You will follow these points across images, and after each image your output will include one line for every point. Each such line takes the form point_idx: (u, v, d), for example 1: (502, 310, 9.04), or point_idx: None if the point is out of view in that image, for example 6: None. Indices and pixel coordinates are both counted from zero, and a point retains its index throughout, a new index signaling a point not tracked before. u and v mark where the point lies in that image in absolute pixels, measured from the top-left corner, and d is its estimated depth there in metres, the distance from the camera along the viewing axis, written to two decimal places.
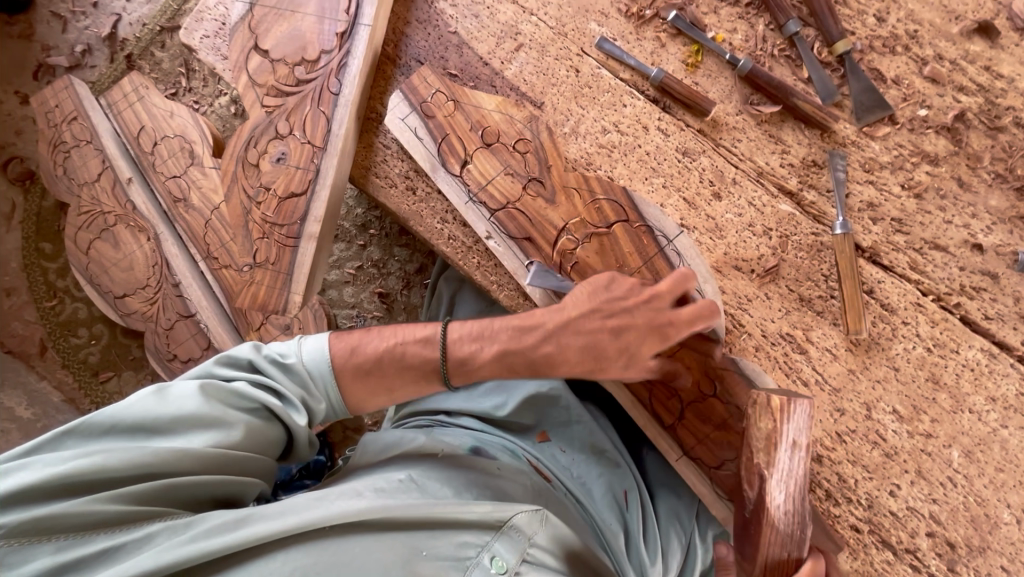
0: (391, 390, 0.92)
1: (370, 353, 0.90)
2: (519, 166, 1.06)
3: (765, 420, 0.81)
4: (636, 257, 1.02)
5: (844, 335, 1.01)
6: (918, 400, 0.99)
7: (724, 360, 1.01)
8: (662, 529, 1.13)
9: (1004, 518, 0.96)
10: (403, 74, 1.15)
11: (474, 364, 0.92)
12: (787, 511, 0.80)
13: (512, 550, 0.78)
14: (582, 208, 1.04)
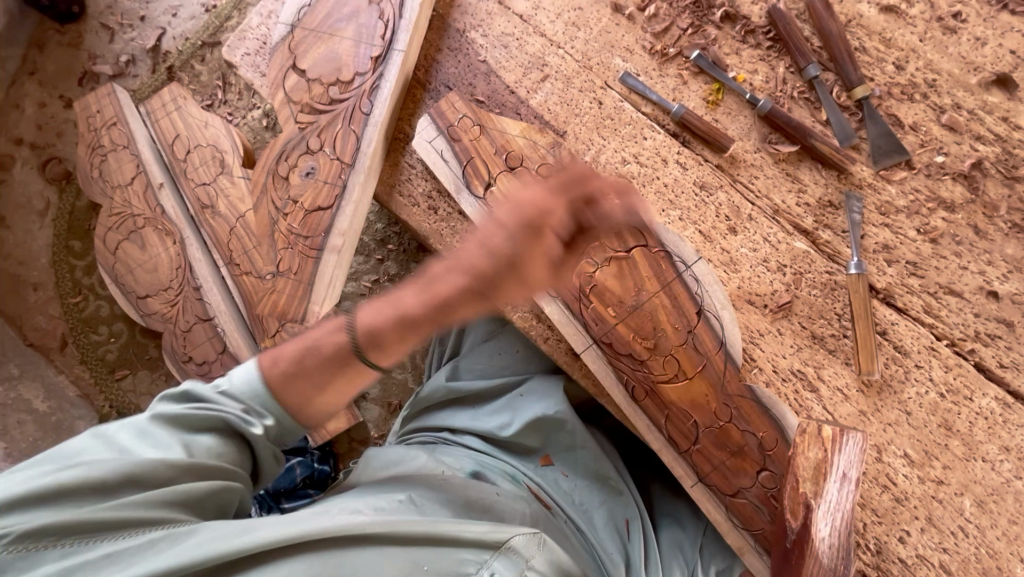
0: (319, 390, 0.82)
1: (289, 355, 0.81)
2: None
3: (815, 447, 0.88)
4: (654, 282, 1.04)
5: (856, 375, 1.01)
6: (931, 446, 0.98)
7: (742, 388, 1.01)
8: (664, 559, 1.11)
9: (1019, 573, 0.93)
10: (432, 98, 1.19)
11: (383, 338, 0.80)
12: (833, 545, 0.83)
13: (510, 568, 0.77)
14: (602, 232, 1.06)
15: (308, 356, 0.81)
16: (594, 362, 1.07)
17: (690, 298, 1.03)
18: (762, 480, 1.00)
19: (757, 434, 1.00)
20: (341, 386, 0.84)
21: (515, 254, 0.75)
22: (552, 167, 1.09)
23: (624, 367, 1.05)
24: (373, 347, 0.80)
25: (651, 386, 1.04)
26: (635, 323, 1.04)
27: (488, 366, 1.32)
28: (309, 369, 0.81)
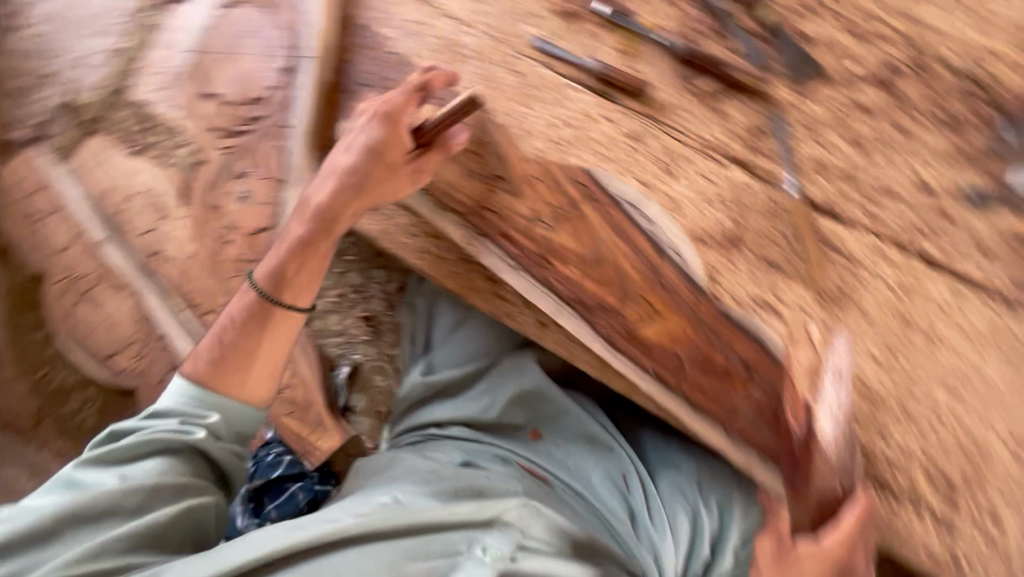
0: (248, 363, 1.05)
1: (220, 345, 1.05)
2: (481, 169, 1.13)
3: (807, 352, 1.02)
4: (608, 228, 1.09)
5: (811, 290, 1.03)
6: (894, 343, 1.01)
7: (715, 313, 1.06)
8: (665, 501, 1.17)
9: (998, 449, 0.98)
10: (351, 99, 1.16)
11: (282, 283, 1.10)
12: (835, 438, 0.97)
13: (505, 541, 0.85)
14: (546, 192, 1.11)
15: (230, 329, 1.06)
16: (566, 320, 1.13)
17: (648, 240, 1.08)
18: (754, 397, 1.06)
19: (738, 352, 1.06)
20: (267, 362, 1.07)
21: (376, 147, 1.10)
22: (489, 146, 1.13)
23: (598, 320, 1.12)
24: (278, 291, 1.09)
25: (630, 330, 1.10)
26: (599, 275, 1.10)
27: (466, 352, 1.32)
28: (230, 343, 1.05)
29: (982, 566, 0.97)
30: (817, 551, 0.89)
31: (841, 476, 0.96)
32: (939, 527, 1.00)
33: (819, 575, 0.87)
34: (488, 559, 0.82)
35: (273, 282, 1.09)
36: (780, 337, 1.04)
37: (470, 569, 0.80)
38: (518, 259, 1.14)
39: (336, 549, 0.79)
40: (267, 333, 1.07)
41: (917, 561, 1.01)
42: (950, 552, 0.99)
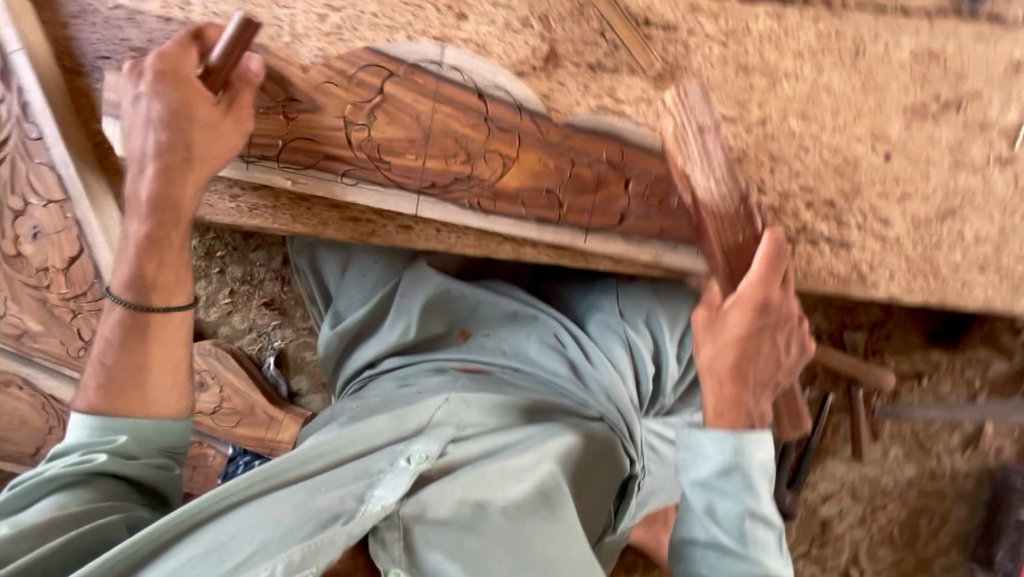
0: (144, 379, 0.87)
1: (109, 370, 0.86)
2: (266, 100, 0.97)
3: (670, 120, 0.95)
4: (419, 96, 0.98)
5: (646, 77, 0.99)
6: (739, 94, 0.99)
7: (566, 128, 1.00)
8: (602, 342, 1.14)
9: (863, 152, 1.01)
10: (98, 79, 0.96)
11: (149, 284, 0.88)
12: (721, 189, 0.93)
13: (432, 443, 0.87)
14: (345, 92, 0.97)
15: (110, 351, 0.87)
16: (431, 212, 1.02)
17: (464, 91, 0.98)
18: (632, 191, 1.02)
19: (599, 157, 1.01)
20: (164, 376, 0.89)
21: (174, 102, 0.85)
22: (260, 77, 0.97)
23: (458, 194, 1.01)
24: (147, 297, 0.88)
25: (493, 190, 1.01)
26: (438, 150, 0.99)
27: (363, 291, 1.24)
28: (118, 365, 0.86)
29: (880, 263, 1.04)
30: (738, 300, 0.86)
31: (734, 215, 0.93)
32: (837, 250, 1.04)
33: (746, 325, 0.86)
34: (412, 464, 0.83)
35: (139, 283, 0.88)
36: (644, 128, 1.00)
37: (389, 479, 0.80)
38: (353, 173, 1.00)
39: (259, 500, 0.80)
40: (152, 347, 0.88)
41: (827, 287, 1.05)
42: (851, 265, 1.04)
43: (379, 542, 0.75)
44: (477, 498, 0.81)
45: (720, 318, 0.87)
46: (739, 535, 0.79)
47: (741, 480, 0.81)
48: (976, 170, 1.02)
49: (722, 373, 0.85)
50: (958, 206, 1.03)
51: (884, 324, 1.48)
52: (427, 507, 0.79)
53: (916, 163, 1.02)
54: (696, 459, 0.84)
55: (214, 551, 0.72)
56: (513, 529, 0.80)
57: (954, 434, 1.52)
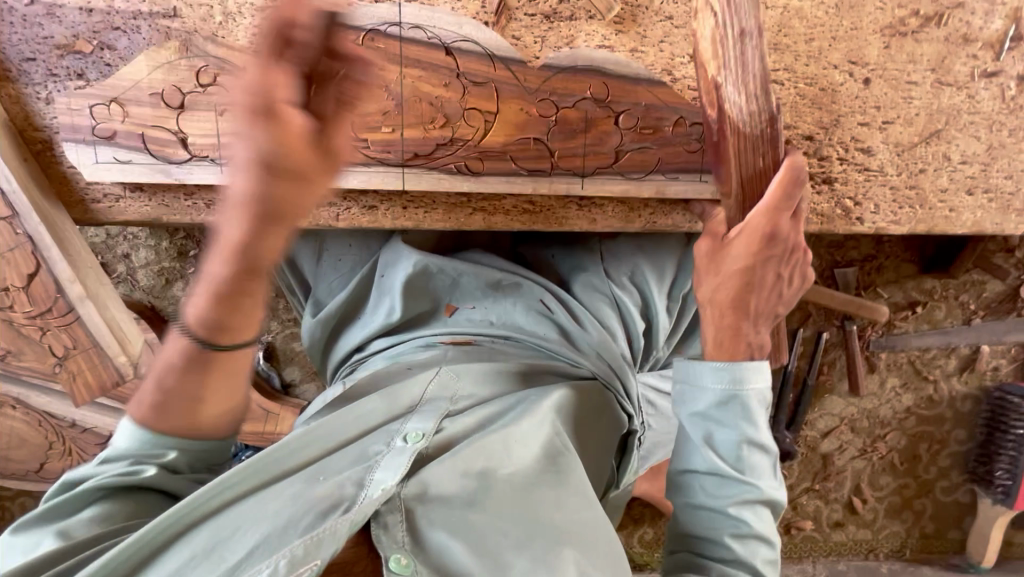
0: (196, 406, 0.64)
1: (152, 397, 0.63)
2: (225, 96, 0.89)
3: (707, 19, 0.78)
4: (385, 65, 0.88)
5: (605, 22, 0.93)
6: None
7: (542, 75, 0.92)
8: (590, 302, 1.08)
9: (841, 80, 0.96)
10: (27, 83, 0.89)
11: (220, 331, 0.59)
12: (748, 111, 0.81)
13: (426, 420, 0.78)
14: None
15: (165, 374, 0.61)
16: (419, 184, 0.94)
17: (430, 48, 0.89)
18: (624, 125, 0.95)
19: (582, 95, 0.93)
20: (217, 405, 0.65)
21: (268, 152, 0.49)
22: (208, 68, 0.89)
23: (443, 160, 0.93)
24: (204, 331, 0.59)
25: (479, 150, 0.93)
26: (414, 116, 0.90)
27: (341, 275, 1.20)
28: (168, 387, 0.62)
29: (865, 196, 1.00)
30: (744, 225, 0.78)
31: (764, 146, 0.81)
32: (821, 187, 0.99)
33: (750, 259, 0.77)
34: (410, 443, 0.74)
35: (208, 325, 0.58)
36: (621, 57, 0.93)
37: (390, 460, 0.71)
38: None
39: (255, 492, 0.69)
40: (210, 375, 0.62)
41: (810, 227, 1.01)
42: (834, 202, 1.00)
43: (382, 527, 0.65)
44: (480, 471, 0.74)
45: (722, 245, 0.80)
46: (737, 463, 0.72)
47: (738, 404, 0.73)
48: (960, 87, 0.96)
49: (722, 305, 0.78)
50: (944, 127, 0.98)
51: (875, 257, 1.45)
52: (430, 486, 0.70)
53: (898, 86, 0.96)
54: (692, 390, 0.76)
55: (214, 552, 0.60)
56: (524, 499, 0.72)
57: (950, 360, 1.51)
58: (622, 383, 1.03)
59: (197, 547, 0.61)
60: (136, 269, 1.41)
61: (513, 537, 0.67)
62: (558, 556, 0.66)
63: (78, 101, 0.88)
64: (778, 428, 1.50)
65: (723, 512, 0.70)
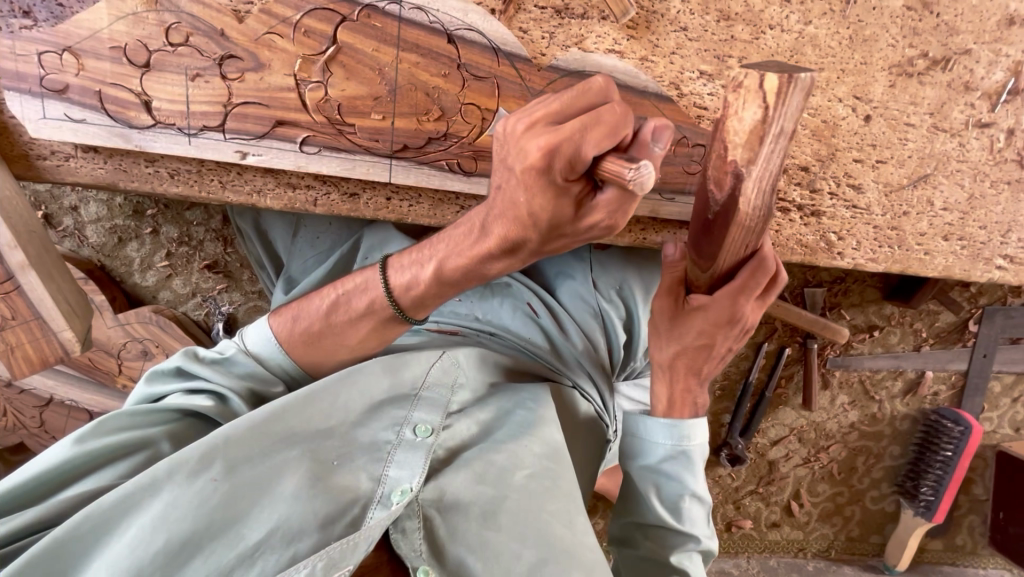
0: (349, 350, 0.90)
1: (315, 318, 0.88)
2: (198, 60, 0.81)
3: (753, 105, 0.55)
4: (381, 47, 0.82)
5: (617, 25, 0.88)
6: (719, 48, 0.91)
7: (547, 75, 0.88)
8: (573, 311, 1.12)
9: (843, 114, 0.95)
10: None
11: (416, 292, 0.85)
12: (756, 211, 0.62)
13: (432, 412, 0.86)
14: (293, 44, 0.81)
15: (339, 310, 0.88)
16: (406, 178, 0.90)
17: (431, 34, 0.83)
18: None
19: None
20: (349, 352, 0.91)
21: (560, 202, 0.66)
22: (180, 25, 0.79)
23: (435, 155, 0.89)
24: (404, 297, 0.86)
25: (473, 149, 0.89)
26: (407, 107, 0.86)
27: (319, 254, 1.15)
28: (338, 327, 0.88)
29: (849, 232, 1.02)
30: (703, 312, 0.78)
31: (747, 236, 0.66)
32: (808, 219, 1.01)
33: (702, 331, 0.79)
34: (419, 437, 0.83)
35: (410, 296, 0.85)
36: (632, 67, 0.90)
37: (403, 457, 0.80)
38: (313, 141, 0.86)
39: (262, 458, 0.75)
40: (370, 332, 0.89)
41: (793, 256, 1.03)
42: (820, 235, 1.01)
43: (401, 531, 0.77)
44: (495, 479, 0.82)
45: (677, 326, 0.80)
46: (677, 514, 0.83)
47: (682, 461, 0.83)
48: (954, 134, 0.98)
49: (677, 369, 0.84)
50: (932, 172, 0.99)
51: (843, 280, 1.49)
52: (446, 493, 0.80)
53: (896, 127, 0.97)
54: (642, 446, 0.86)
55: (231, 524, 0.68)
56: (530, 504, 0.81)
57: (896, 382, 1.59)
58: (598, 391, 1.08)
59: (210, 516, 0.68)
60: (85, 224, 1.30)
61: (518, 544, 0.77)
62: (554, 567, 0.75)
63: (25, 46, 0.78)
64: (731, 434, 1.58)
65: (666, 561, 0.82)
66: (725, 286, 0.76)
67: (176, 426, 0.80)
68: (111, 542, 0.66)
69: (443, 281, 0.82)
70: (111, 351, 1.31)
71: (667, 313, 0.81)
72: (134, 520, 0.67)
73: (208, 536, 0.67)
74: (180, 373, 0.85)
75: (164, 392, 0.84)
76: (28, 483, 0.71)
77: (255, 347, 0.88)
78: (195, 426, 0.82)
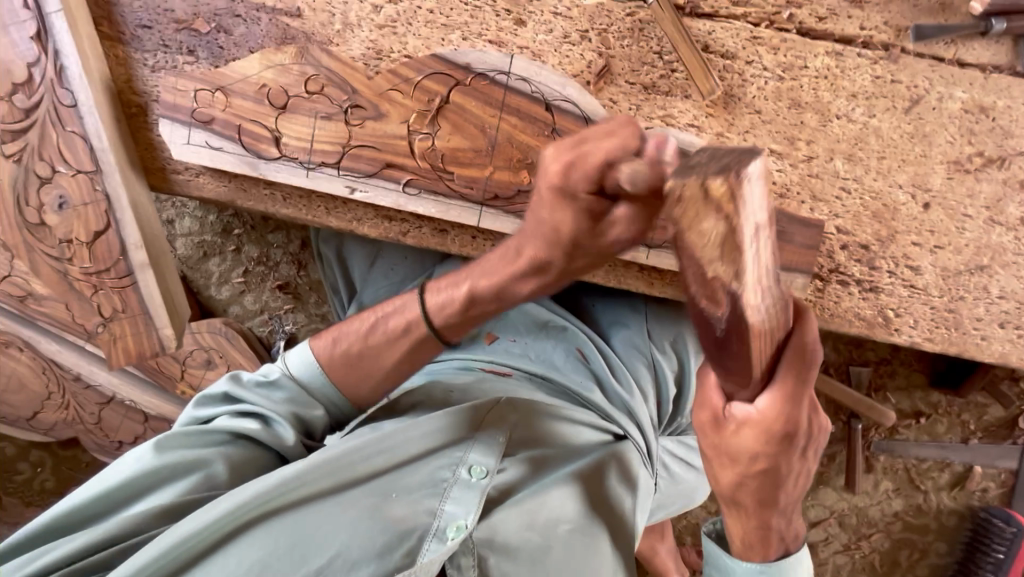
0: (388, 371, 0.91)
1: (353, 339, 0.91)
2: (328, 106, 0.92)
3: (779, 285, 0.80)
4: (487, 109, 0.93)
5: (699, 103, 0.98)
6: (789, 131, 1.00)
7: None
8: (625, 358, 1.15)
9: (902, 200, 1.02)
10: (138, 49, 0.94)
11: (452, 310, 0.89)
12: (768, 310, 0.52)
13: (489, 454, 0.81)
14: (410, 100, 0.93)
15: (378, 330, 0.91)
16: (493, 223, 0.97)
17: (532, 101, 0.94)
18: None
19: None
20: (393, 375, 0.93)
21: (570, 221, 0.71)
22: (318, 77, 0.92)
23: (521, 207, 0.96)
24: (436, 317, 0.90)
25: None
26: (503, 161, 0.95)
27: (390, 285, 1.21)
28: (377, 348, 0.90)
29: (905, 309, 1.05)
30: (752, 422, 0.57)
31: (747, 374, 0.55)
32: (866, 293, 1.05)
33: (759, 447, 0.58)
34: (474, 478, 0.79)
35: (438, 313, 0.89)
36: (704, 142, 0.99)
37: (459, 494, 0.77)
38: (415, 183, 0.95)
39: (325, 495, 0.75)
40: (408, 352, 0.91)
41: (850, 328, 1.06)
42: (877, 310, 1.05)
43: (456, 568, 0.75)
44: (543, 527, 0.80)
45: (794, 341, 0.55)
46: None
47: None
48: (1011, 228, 1.03)
49: (745, 502, 0.63)
50: (989, 262, 1.04)
51: (889, 362, 1.52)
52: (497, 534, 0.77)
53: (954, 216, 1.03)
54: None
55: (294, 551, 0.69)
56: (576, 560, 0.80)
57: (943, 474, 1.55)
58: (645, 441, 1.07)
59: (276, 544, 0.69)
60: (176, 236, 1.43)
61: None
62: None
63: (185, 83, 0.91)
64: None
65: None
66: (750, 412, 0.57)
67: (231, 452, 0.81)
68: (191, 564, 0.69)
69: (474, 304, 0.87)
70: (179, 358, 1.37)
71: (789, 319, 0.55)
72: (209, 547, 0.70)
73: (275, 561, 0.68)
74: (227, 399, 0.88)
75: (213, 415, 0.87)
76: (100, 503, 0.75)
77: (297, 373, 0.91)
78: (245, 451, 0.83)
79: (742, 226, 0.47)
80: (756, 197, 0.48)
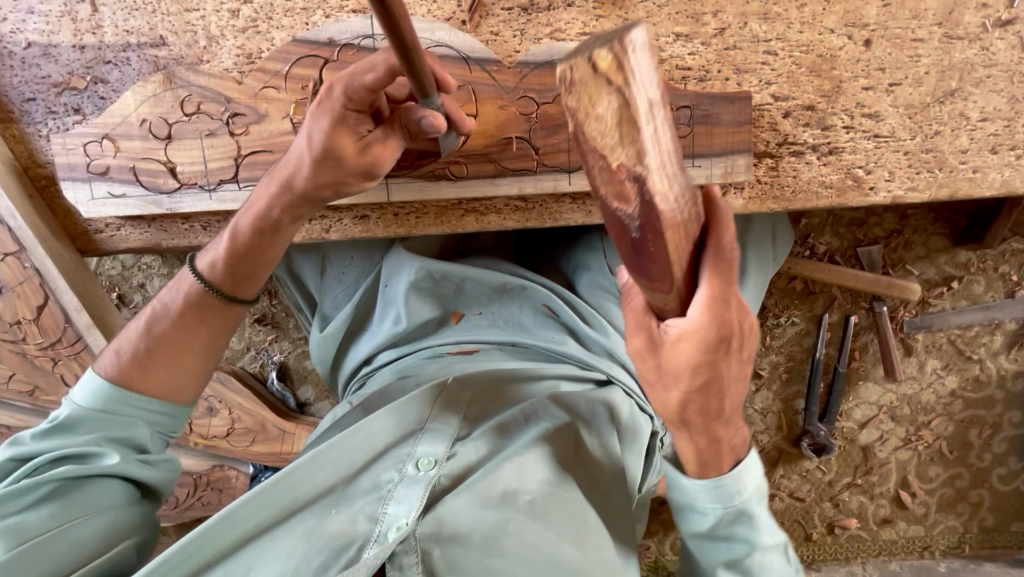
0: (190, 349, 0.77)
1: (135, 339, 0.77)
2: (210, 122, 0.92)
3: (604, 96, 0.43)
4: None
5: (585, 7, 0.90)
6: (692, 8, 0.90)
7: (516, 70, 0.90)
8: (593, 302, 1.08)
9: (839, 44, 0.91)
10: (30, 122, 0.95)
11: (239, 256, 0.78)
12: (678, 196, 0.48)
13: (438, 444, 0.79)
14: (288, 93, 0.91)
15: (160, 319, 0.77)
16: (404, 194, 0.94)
17: None
18: None
19: (559, 89, 0.91)
20: (205, 352, 0.79)
21: (337, 150, 0.75)
22: (192, 96, 0.91)
23: (426, 167, 0.92)
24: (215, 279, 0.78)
25: (459, 154, 0.92)
26: None
27: (346, 289, 1.20)
28: (163, 336, 0.76)
29: (877, 163, 0.94)
30: (686, 338, 0.54)
31: (670, 289, 0.52)
32: (826, 158, 0.94)
33: (698, 364, 0.56)
34: (422, 471, 0.76)
35: (221, 271, 0.78)
36: None
37: (403, 491, 0.73)
38: None
39: (268, 529, 0.72)
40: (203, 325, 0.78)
41: (821, 201, 0.96)
42: (844, 172, 0.95)
43: (399, 568, 0.69)
44: (499, 502, 0.74)
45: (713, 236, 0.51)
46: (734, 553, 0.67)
47: (733, 521, 0.65)
48: (973, 40, 0.90)
49: (693, 420, 0.60)
50: (959, 84, 0.92)
51: (900, 233, 1.35)
52: (446, 523, 0.72)
53: (903, 46, 0.91)
54: (684, 507, 0.68)
55: None
56: (538, 529, 0.73)
57: (995, 337, 1.39)
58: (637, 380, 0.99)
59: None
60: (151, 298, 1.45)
61: (522, 570, 0.69)
62: None
63: (73, 141, 0.92)
64: (810, 421, 1.44)
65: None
66: (683, 326, 0.54)
67: (59, 506, 0.68)
68: None
69: (246, 247, 0.78)
70: None
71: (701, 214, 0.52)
72: None
73: None
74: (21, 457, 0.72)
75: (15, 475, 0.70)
76: None
77: (89, 401, 0.73)
78: (66, 501, 0.69)
79: (636, 99, 0.43)
80: (646, 67, 0.43)
